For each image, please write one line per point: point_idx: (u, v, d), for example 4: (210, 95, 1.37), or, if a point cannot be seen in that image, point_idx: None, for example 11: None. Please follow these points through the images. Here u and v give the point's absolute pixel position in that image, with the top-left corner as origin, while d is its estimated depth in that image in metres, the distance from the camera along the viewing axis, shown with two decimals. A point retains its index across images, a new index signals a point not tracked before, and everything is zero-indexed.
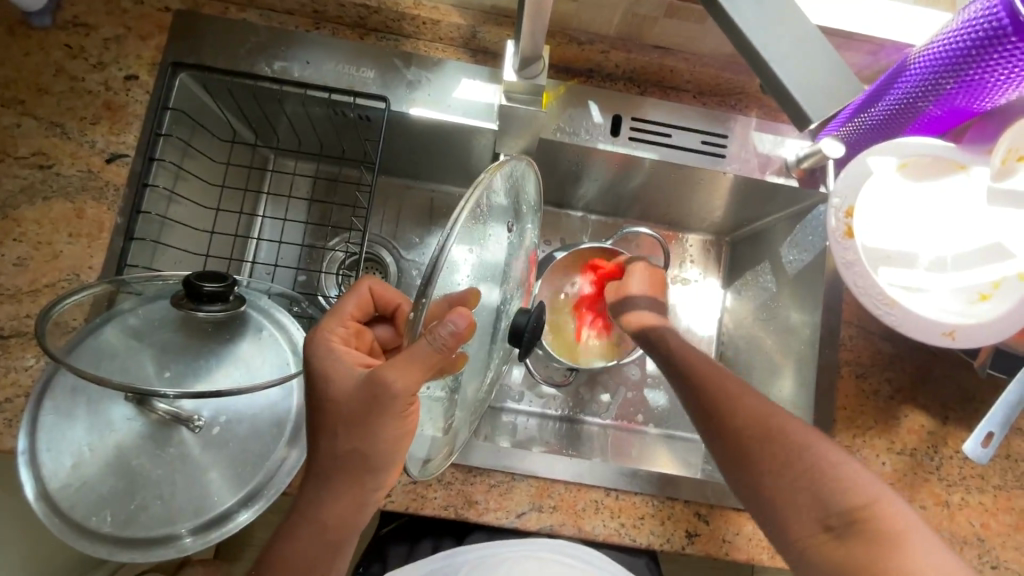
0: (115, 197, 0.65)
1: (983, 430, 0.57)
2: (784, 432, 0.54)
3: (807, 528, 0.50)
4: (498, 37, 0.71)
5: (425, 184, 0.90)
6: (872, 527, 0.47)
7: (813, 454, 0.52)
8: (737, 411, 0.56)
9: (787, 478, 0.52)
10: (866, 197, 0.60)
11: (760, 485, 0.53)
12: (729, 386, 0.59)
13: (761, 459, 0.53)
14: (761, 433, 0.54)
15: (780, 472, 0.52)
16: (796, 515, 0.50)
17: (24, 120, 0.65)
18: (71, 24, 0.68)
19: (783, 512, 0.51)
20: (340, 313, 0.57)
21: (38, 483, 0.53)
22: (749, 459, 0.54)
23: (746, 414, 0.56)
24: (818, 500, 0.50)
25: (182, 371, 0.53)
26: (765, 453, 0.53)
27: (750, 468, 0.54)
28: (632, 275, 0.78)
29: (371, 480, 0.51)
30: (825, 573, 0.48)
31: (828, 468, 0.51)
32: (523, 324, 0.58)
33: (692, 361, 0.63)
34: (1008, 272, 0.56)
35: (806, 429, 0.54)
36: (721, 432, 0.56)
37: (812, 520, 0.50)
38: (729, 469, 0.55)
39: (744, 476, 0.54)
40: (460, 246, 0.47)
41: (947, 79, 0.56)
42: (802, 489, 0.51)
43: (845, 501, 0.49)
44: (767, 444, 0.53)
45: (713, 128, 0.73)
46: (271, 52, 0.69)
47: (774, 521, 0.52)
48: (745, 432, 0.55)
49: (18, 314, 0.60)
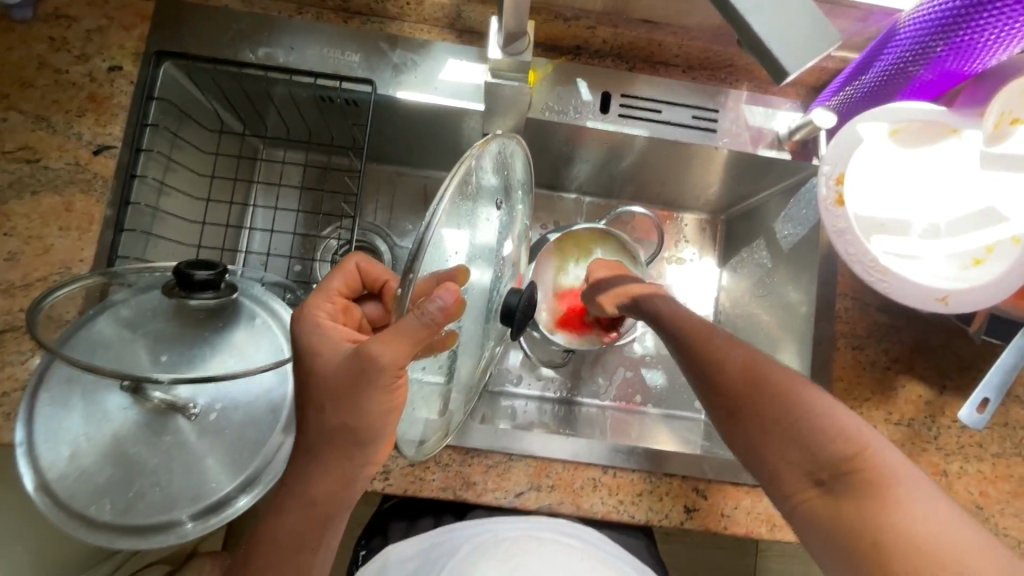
0: (103, 189, 0.64)
1: (979, 396, 0.56)
2: (772, 382, 0.53)
3: (799, 482, 0.49)
4: (483, 15, 0.70)
5: (417, 171, 0.89)
6: (862, 480, 0.46)
7: (805, 402, 0.50)
8: (726, 365, 0.56)
9: (778, 431, 0.51)
10: (856, 165, 0.59)
11: (751, 443, 0.53)
12: (717, 338, 0.59)
13: (753, 414, 0.52)
14: (749, 389, 0.53)
15: (768, 423, 0.51)
16: (786, 469, 0.50)
17: (9, 114, 0.64)
18: (53, 16, 0.67)
19: (773, 468, 0.51)
20: (327, 289, 0.57)
21: (37, 474, 0.53)
22: (743, 417, 0.53)
23: (736, 367, 0.55)
24: (808, 452, 0.49)
25: (176, 359, 0.53)
26: (755, 405, 0.53)
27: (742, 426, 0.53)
28: (595, 268, 0.79)
29: (361, 455, 0.51)
30: (819, 527, 0.48)
31: (817, 416, 0.50)
32: (516, 303, 0.57)
33: (689, 325, 0.62)
34: (1003, 236, 0.56)
35: (795, 377, 0.53)
36: (714, 390, 0.56)
37: (802, 474, 0.49)
38: (725, 430, 0.55)
39: (742, 432, 0.53)
40: (448, 225, 0.47)
41: (937, 42, 0.55)
42: (788, 442, 0.50)
43: (836, 452, 0.48)
44: (754, 396, 0.53)
45: (703, 102, 0.72)
46: (255, 39, 0.68)
47: (768, 475, 0.52)
48: (736, 387, 0.54)
49: (12, 309, 0.61)
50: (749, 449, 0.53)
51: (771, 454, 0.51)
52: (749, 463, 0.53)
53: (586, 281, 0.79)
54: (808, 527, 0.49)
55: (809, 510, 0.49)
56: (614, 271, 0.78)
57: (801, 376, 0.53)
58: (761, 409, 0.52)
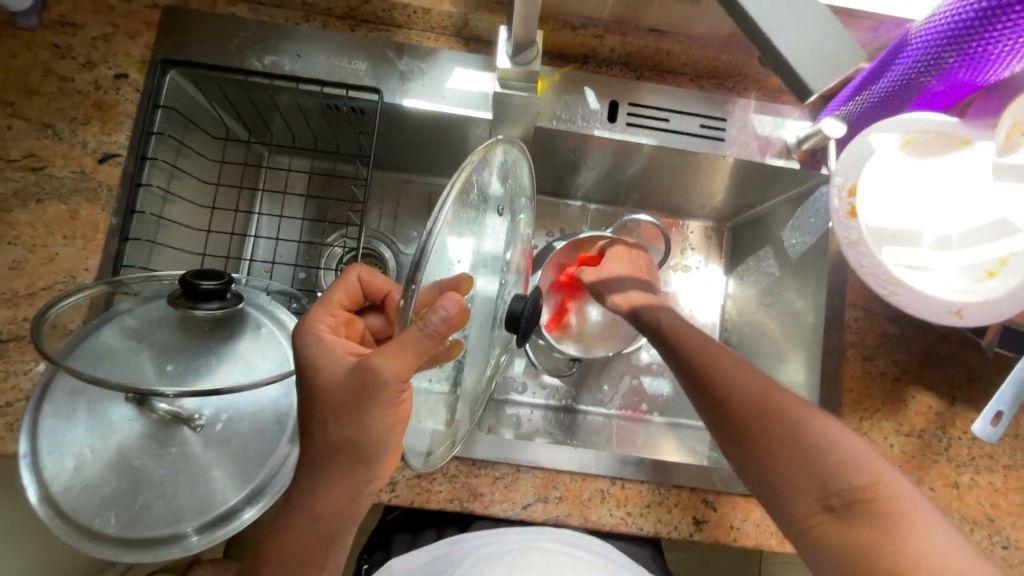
0: (108, 198, 0.64)
1: (991, 410, 0.55)
2: (780, 408, 0.52)
3: (809, 509, 0.49)
4: (491, 24, 0.70)
5: (422, 178, 0.89)
6: (874, 507, 0.46)
7: (816, 430, 0.50)
8: (734, 387, 0.56)
9: (786, 459, 0.50)
10: (869, 176, 0.59)
11: (759, 468, 0.52)
12: (724, 357, 0.59)
13: (761, 439, 0.52)
14: (757, 414, 0.53)
15: (778, 450, 0.51)
16: (796, 496, 0.50)
17: (14, 122, 0.64)
18: (58, 24, 0.67)
19: (782, 495, 0.50)
20: (329, 302, 0.57)
21: (41, 486, 0.52)
22: (750, 441, 0.53)
23: (743, 391, 0.55)
24: (819, 480, 0.49)
25: (183, 368, 0.53)
26: (761, 431, 0.52)
27: (749, 450, 0.53)
28: (614, 259, 0.80)
29: (364, 470, 0.50)
30: (828, 553, 0.47)
31: (826, 443, 0.49)
32: (520, 310, 0.56)
33: (698, 345, 0.62)
34: (1014, 249, 0.55)
35: (803, 404, 0.53)
36: (721, 411, 0.56)
37: (813, 501, 0.49)
38: (732, 452, 0.55)
39: (749, 457, 0.53)
40: (452, 234, 0.46)
41: (950, 53, 0.55)
42: (798, 468, 0.50)
43: (848, 479, 0.48)
44: (765, 421, 0.52)
45: (711, 111, 0.72)
46: (262, 47, 0.68)
47: (778, 500, 0.51)
48: (742, 409, 0.54)
49: (16, 318, 0.60)
50: (757, 474, 0.52)
51: (779, 482, 0.51)
52: (757, 490, 0.53)
53: (601, 269, 0.80)
54: (818, 554, 0.48)
55: (818, 538, 0.48)
56: (629, 269, 0.79)
57: (808, 403, 0.53)
58: (767, 434, 0.52)
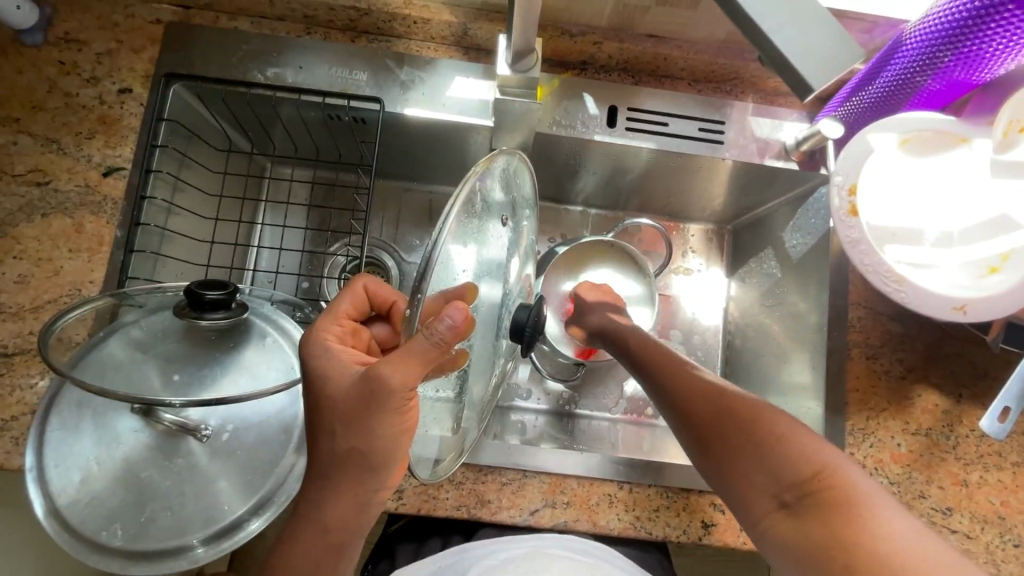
0: (113, 210, 0.64)
1: (999, 405, 0.55)
2: (731, 406, 0.55)
3: (765, 504, 0.50)
4: (490, 33, 0.71)
5: (423, 186, 0.89)
6: (826, 500, 0.46)
7: (767, 425, 0.52)
8: (689, 390, 0.58)
9: (738, 454, 0.52)
10: (868, 175, 0.60)
11: (715, 464, 0.53)
12: (679, 366, 0.62)
13: (714, 437, 0.54)
14: (709, 412, 0.55)
15: (731, 445, 0.52)
16: (752, 491, 0.50)
17: (20, 137, 0.65)
18: (63, 41, 0.68)
19: (739, 491, 0.51)
20: (335, 312, 0.57)
21: (47, 500, 0.52)
22: (704, 441, 0.55)
23: (697, 393, 0.58)
24: (773, 474, 0.50)
25: (189, 378, 0.53)
26: (714, 429, 0.54)
27: (703, 448, 0.55)
28: (585, 289, 0.81)
29: (372, 480, 0.50)
30: (788, 550, 0.47)
31: (776, 438, 0.51)
32: (524, 319, 0.58)
33: (658, 355, 0.65)
34: (1014, 245, 0.55)
35: (755, 402, 0.54)
36: (678, 412, 0.58)
37: (769, 496, 0.49)
38: (691, 452, 0.56)
39: (705, 454, 0.54)
40: (456, 242, 0.46)
41: (944, 52, 0.55)
42: (751, 463, 0.51)
43: (799, 472, 0.48)
44: (717, 418, 0.54)
45: (710, 115, 0.73)
46: (264, 59, 0.69)
47: (736, 497, 0.52)
48: (696, 410, 0.56)
49: (22, 332, 0.60)
50: (714, 471, 0.54)
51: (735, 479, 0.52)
52: (716, 488, 0.54)
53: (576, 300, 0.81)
54: (777, 552, 0.48)
55: (776, 534, 0.49)
56: (601, 296, 0.79)
57: (764, 403, 0.55)
58: (720, 430, 0.54)
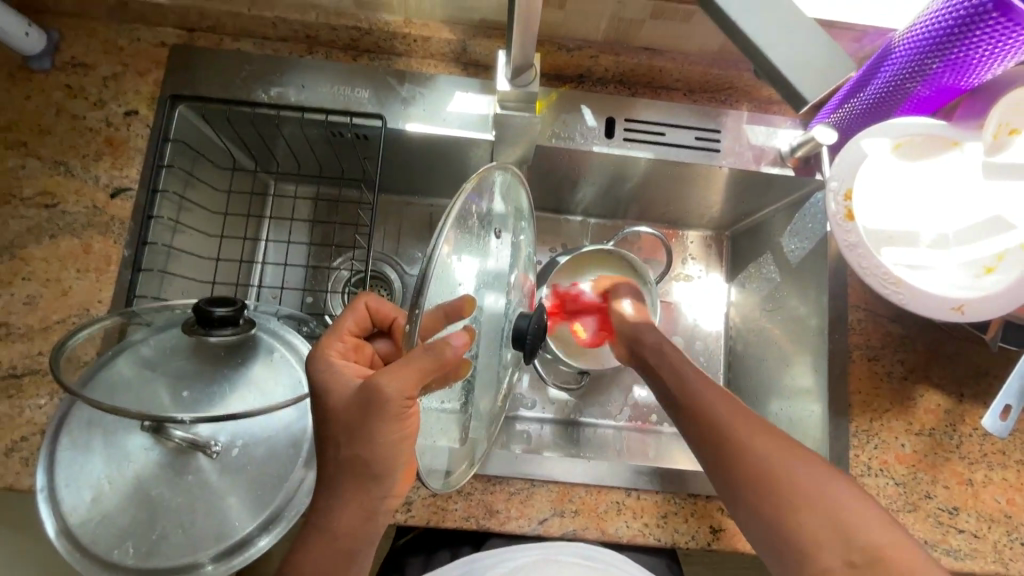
0: (120, 230, 0.65)
1: (1000, 403, 0.56)
2: (803, 455, 0.52)
3: (830, 563, 0.46)
4: (489, 49, 0.73)
5: (424, 199, 0.90)
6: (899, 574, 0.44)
7: (840, 486, 0.49)
8: (747, 424, 0.55)
9: (808, 504, 0.48)
10: (863, 179, 0.61)
11: (775, 508, 0.49)
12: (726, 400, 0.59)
13: (780, 481, 0.50)
14: (775, 453, 0.52)
15: (801, 495, 0.49)
16: (819, 547, 0.46)
17: (27, 160, 0.66)
18: (70, 65, 0.69)
19: (802, 542, 0.47)
20: (339, 329, 0.58)
21: (59, 519, 0.53)
22: (748, 479, 0.52)
23: (757, 430, 0.54)
24: (841, 531, 0.47)
25: (198, 395, 0.53)
26: (773, 474, 0.51)
27: (761, 488, 0.50)
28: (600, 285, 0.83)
29: (378, 487, 0.50)
30: None
31: (849, 501, 0.48)
32: (524, 327, 0.57)
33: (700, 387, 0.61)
34: (1011, 245, 0.56)
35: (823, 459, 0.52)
36: (732, 445, 0.54)
37: (835, 555, 0.46)
38: (740, 487, 0.52)
39: (762, 495, 0.50)
40: (452, 256, 0.47)
41: (932, 59, 0.57)
42: (823, 517, 0.47)
43: (874, 537, 0.46)
44: (785, 462, 0.51)
45: (705, 124, 0.74)
46: (267, 79, 0.70)
47: (791, 548, 0.48)
48: (756, 449, 0.52)
49: (31, 353, 0.61)
50: (770, 516, 0.49)
51: (762, 511, 0.50)
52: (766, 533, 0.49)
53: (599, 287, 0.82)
54: None
55: None
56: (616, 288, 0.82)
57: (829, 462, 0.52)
58: (789, 475, 0.50)
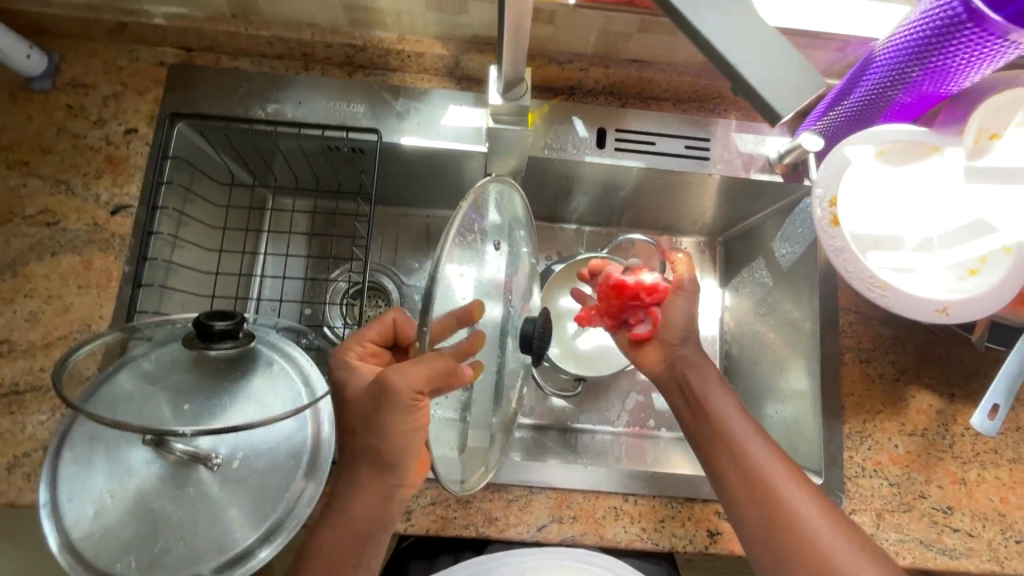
0: (120, 246, 0.66)
1: (988, 403, 0.57)
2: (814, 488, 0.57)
3: None
4: (481, 63, 0.74)
5: (420, 211, 0.92)
6: None
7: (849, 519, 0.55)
8: (768, 454, 0.58)
9: (836, 537, 0.52)
10: (848, 186, 0.62)
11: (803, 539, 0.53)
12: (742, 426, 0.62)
13: (805, 513, 0.54)
14: (797, 484, 0.56)
15: (825, 528, 0.53)
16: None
17: (29, 179, 0.67)
18: (70, 85, 0.71)
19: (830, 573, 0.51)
20: (360, 337, 0.59)
21: (61, 534, 0.53)
22: (778, 511, 0.55)
23: (778, 460, 0.58)
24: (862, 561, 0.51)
25: (199, 407, 0.54)
26: (799, 507, 0.54)
27: (790, 520, 0.54)
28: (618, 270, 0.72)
29: (392, 474, 0.51)
30: None
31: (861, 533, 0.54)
32: (530, 331, 0.59)
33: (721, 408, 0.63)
34: (994, 247, 0.58)
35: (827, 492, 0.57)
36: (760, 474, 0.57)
37: None
38: (768, 517, 0.55)
39: (790, 525, 0.54)
40: (456, 267, 0.48)
41: (913, 67, 0.58)
42: (848, 549, 0.52)
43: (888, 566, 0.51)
44: (807, 495, 0.55)
45: (695, 132, 0.76)
46: (264, 96, 0.71)
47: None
48: (781, 482, 0.56)
49: (32, 369, 0.62)
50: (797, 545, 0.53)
51: (789, 545, 0.53)
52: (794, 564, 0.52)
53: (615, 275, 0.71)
54: None
55: None
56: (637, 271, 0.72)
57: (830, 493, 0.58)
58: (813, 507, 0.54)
